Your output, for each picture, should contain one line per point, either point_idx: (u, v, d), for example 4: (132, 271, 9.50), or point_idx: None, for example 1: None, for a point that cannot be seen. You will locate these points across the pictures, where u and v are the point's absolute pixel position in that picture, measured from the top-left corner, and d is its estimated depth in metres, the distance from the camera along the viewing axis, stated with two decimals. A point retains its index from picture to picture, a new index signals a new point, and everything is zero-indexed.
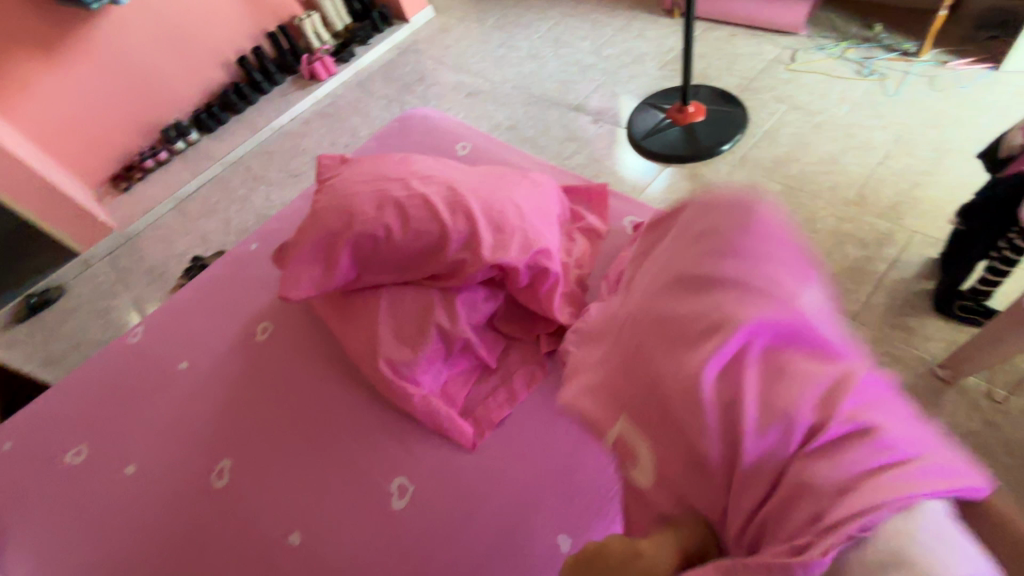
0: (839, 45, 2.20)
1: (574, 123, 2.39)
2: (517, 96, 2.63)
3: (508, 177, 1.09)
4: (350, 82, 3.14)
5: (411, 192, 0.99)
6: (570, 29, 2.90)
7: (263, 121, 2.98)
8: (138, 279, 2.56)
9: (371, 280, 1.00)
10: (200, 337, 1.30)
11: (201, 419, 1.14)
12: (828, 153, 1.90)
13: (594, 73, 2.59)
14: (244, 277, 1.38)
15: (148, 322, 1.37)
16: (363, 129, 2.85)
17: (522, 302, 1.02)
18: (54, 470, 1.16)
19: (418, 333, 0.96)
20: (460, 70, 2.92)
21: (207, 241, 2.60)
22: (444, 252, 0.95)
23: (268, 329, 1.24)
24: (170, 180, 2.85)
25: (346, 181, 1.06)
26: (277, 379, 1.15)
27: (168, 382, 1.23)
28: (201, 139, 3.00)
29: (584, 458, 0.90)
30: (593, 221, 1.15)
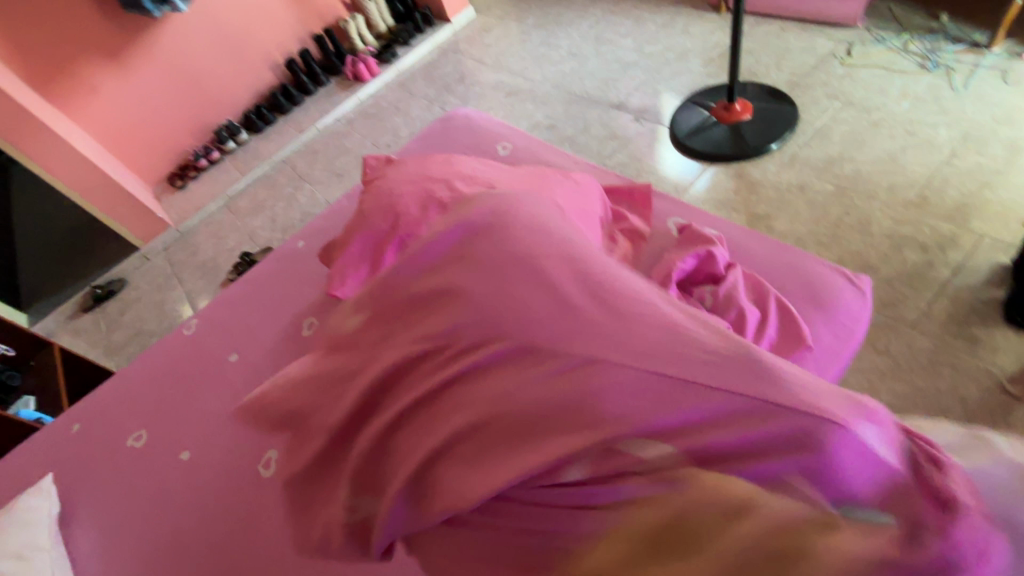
0: (900, 38, 2.08)
1: (615, 121, 2.36)
2: (557, 95, 2.62)
3: (551, 179, 1.09)
4: (392, 83, 3.20)
5: (454, 192, 1.00)
6: (612, 26, 2.86)
7: (308, 121, 3.08)
8: (191, 273, 2.69)
9: None
10: (249, 330, 1.35)
11: (249, 409, 1.20)
12: (886, 152, 1.80)
13: (636, 71, 2.55)
14: (291, 274, 1.43)
15: (201, 316, 1.44)
16: (404, 129, 2.90)
17: None
18: (116, 452, 1.24)
19: None
20: (500, 69, 2.92)
21: (254, 238, 2.70)
22: None
23: (314, 325, 1.28)
24: (222, 179, 2.98)
25: (390, 182, 1.08)
26: None
27: (219, 374, 1.29)
28: (250, 139, 3.12)
29: None
30: (637, 223, 1.12)
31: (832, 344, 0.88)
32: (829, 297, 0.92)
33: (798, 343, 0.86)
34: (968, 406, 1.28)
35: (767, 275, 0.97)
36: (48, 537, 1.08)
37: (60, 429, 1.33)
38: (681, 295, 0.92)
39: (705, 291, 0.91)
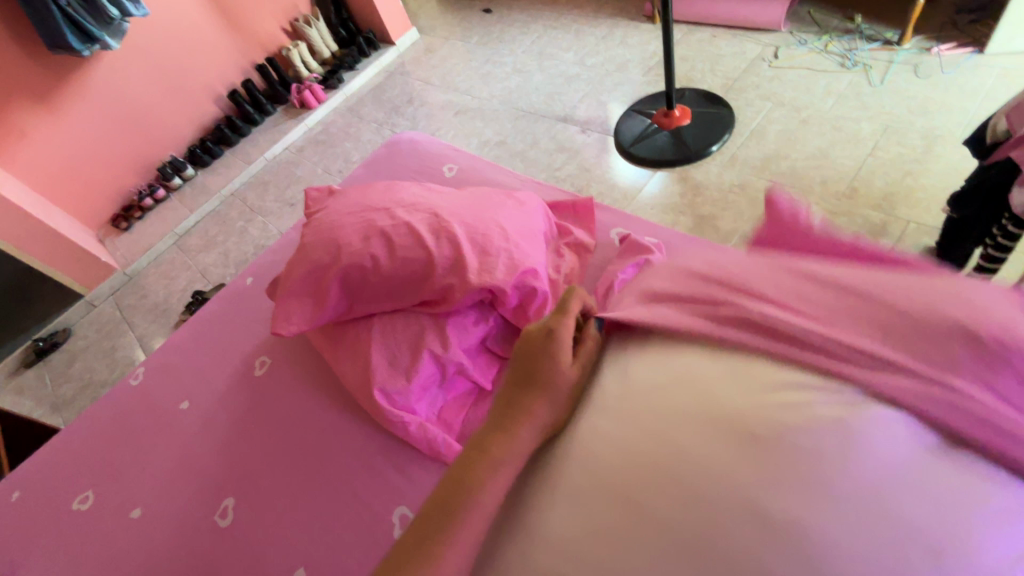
0: (821, 39, 2.20)
1: (563, 134, 2.41)
2: (504, 111, 2.66)
3: (492, 199, 1.09)
4: (340, 108, 3.19)
5: (395, 220, 1.00)
6: (553, 40, 2.92)
7: (257, 152, 3.03)
8: (142, 317, 2.58)
9: (363, 309, 1.01)
10: (200, 375, 1.30)
11: (202, 458, 1.15)
12: (817, 147, 1.89)
13: (579, 83, 2.61)
14: (241, 312, 1.40)
15: (149, 364, 1.38)
16: (354, 154, 2.88)
17: (513, 321, 1.02)
18: (62, 518, 1.17)
19: (410, 360, 0.97)
20: (448, 89, 2.95)
21: (207, 275, 2.63)
22: (430, 278, 0.95)
23: (266, 363, 1.25)
24: (169, 217, 2.89)
25: (332, 212, 1.06)
26: (276, 413, 1.15)
27: (170, 423, 1.24)
28: (197, 174, 3.04)
29: None
30: (581, 235, 1.15)
31: None
32: None
33: None
34: None
35: None
36: None
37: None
38: None
39: None
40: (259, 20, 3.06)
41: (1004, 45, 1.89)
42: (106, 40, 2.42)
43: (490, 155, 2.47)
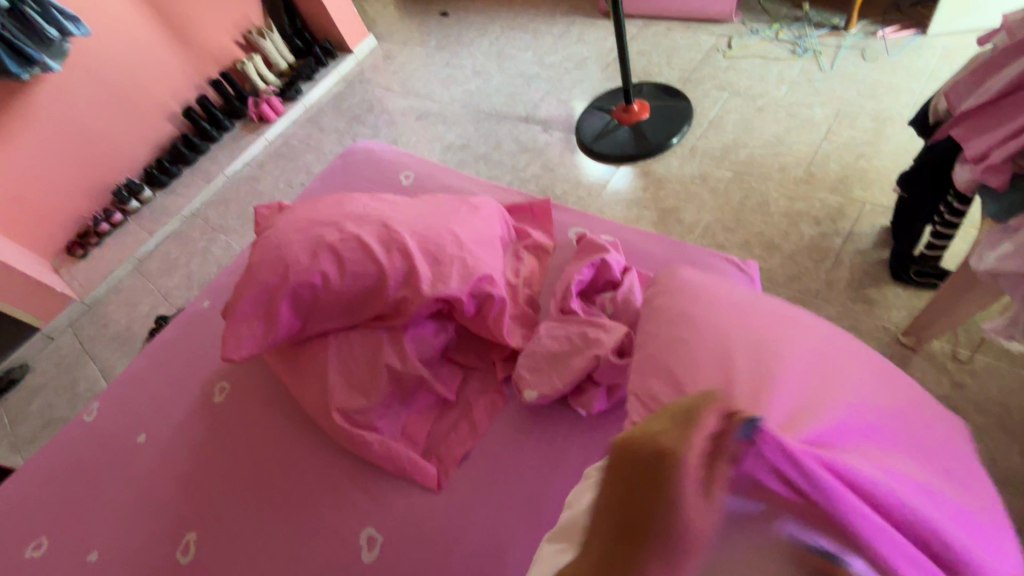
0: (772, 28, 2.23)
1: (525, 134, 2.39)
2: (466, 115, 2.63)
3: (446, 206, 1.07)
4: (300, 120, 3.13)
5: (345, 234, 0.97)
6: (511, 40, 2.91)
7: (216, 169, 2.95)
8: (104, 347, 2.49)
9: (317, 327, 0.98)
10: (157, 406, 1.25)
11: (162, 493, 1.10)
12: (773, 135, 1.92)
13: (539, 83, 2.61)
14: (198, 337, 1.35)
15: (104, 398, 1.32)
16: (316, 166, 2.82)
17: (472, 330, 1.00)
18: (15, 568, 1.11)
19: (369, 377, 0.95)
20: (408, 95, 2.92)
21: (170, 299, 2.55)
22: (384, 291, 0.93)
23: (226, 389, 1.20)
24: (127, 241, 2.79)
25: (280, 229, 1.03)
26: (238, 440, 1.11)
27: (127, 458, 1.19)
28: (155, 196, 2.95)
29: (552, 482, 0.88)
30: (539, 237, 1.14)
31: None
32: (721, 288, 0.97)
33: None
34: None
35: (662, 273, 1.01)
36: None
37: None
38: (583, 306, 0.96)
39: (605, 299, 0.95)
40: (209, 35, 2.97)
41: (944, 26, 1.94)
42: (45, 60, 2.31)
43: (454, 160, 2.44)
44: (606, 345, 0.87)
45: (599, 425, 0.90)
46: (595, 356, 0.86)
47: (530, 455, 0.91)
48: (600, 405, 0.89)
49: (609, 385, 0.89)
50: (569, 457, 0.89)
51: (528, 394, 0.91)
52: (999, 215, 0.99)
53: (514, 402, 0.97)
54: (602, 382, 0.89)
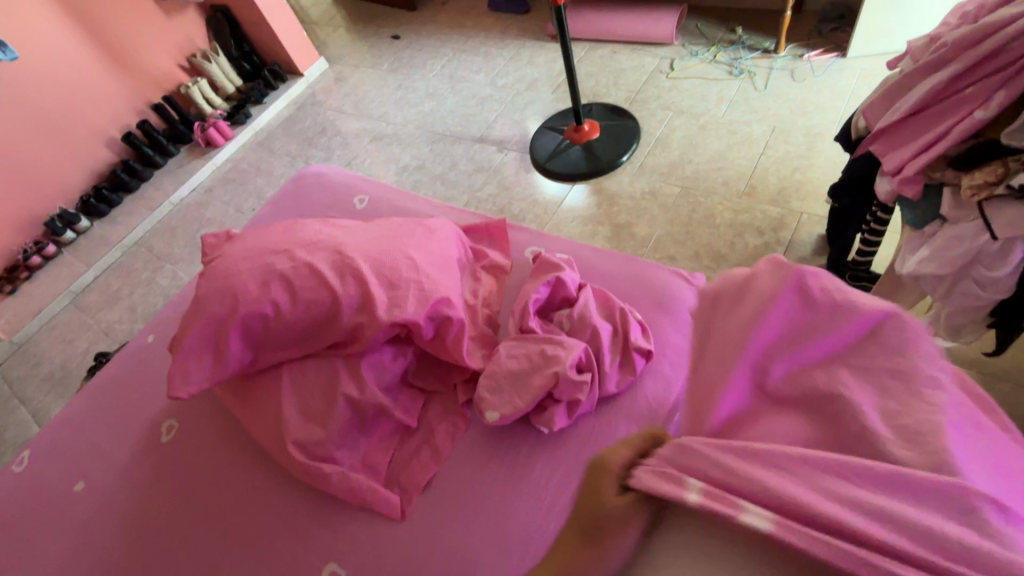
0: (710, 50, 2.36)
1: (480, 154, 2.42)
2: (421, 136, 2.64)
3: (401, 229, 1.07)
4: (249, 143, 3.06)
5: (296, 262, 0.95)
6: (463, 63, 2.96)
7: (160, 196, 2.84)
8: (36, 388, 2.31)
9: (270, 358, 0.95)
10: (97, 449, 1.18)
11: (104, 543, 1.03)
12: (716, 151, 2.02)
13: (493, 104, 2.65)
14: (143, 374, 1.28)
15: (35, 444, 1.23)
16: (268, 190, 2.76)
17: (432, 353, 1.00)
18: None
19: (326, 407, 0.93)
20: (362, 117, 2.91)
21: (111, 334, 2.40)
22: (338, 318, 0.92)
23: (173, 427, 1.14)
24: (62, 274, 2.63)
25: (229, 258, 1.00)
26: (188, 482, 1.06)
27: (64, 509, 1.10)
28: (94, 225, 2.80)
29: (517, 503, 0.88)
30: (495, 257, 1.15)
31: (681, 343, 0.96)
32: (671, 300, 1.01)
33: (643, 352, 0.93)
34: None
35: (615, 289, 1.04)
36: None
37: None
38: (540, 324, 0.98)
39: (562, 316, 0.97)
40: (149, 58, 2.88)
41: (862, 49, 2.11)
42: None
43: (411, 181, 2.44)
44: (564, 361, 0.88)
45: (561, 442, 0.91)
46: (554, 373, 0.87)
47: (494, 477, 0.91)
48: (562, 421, 0.90)
49: (570, 400, 0.90)
50: (533, 476, 0.89)
51: (490, 415, 0.91)
52: (916, 222, 1.08)
53: (476, 423, 0.97)
54: (563, 398, 0.89)
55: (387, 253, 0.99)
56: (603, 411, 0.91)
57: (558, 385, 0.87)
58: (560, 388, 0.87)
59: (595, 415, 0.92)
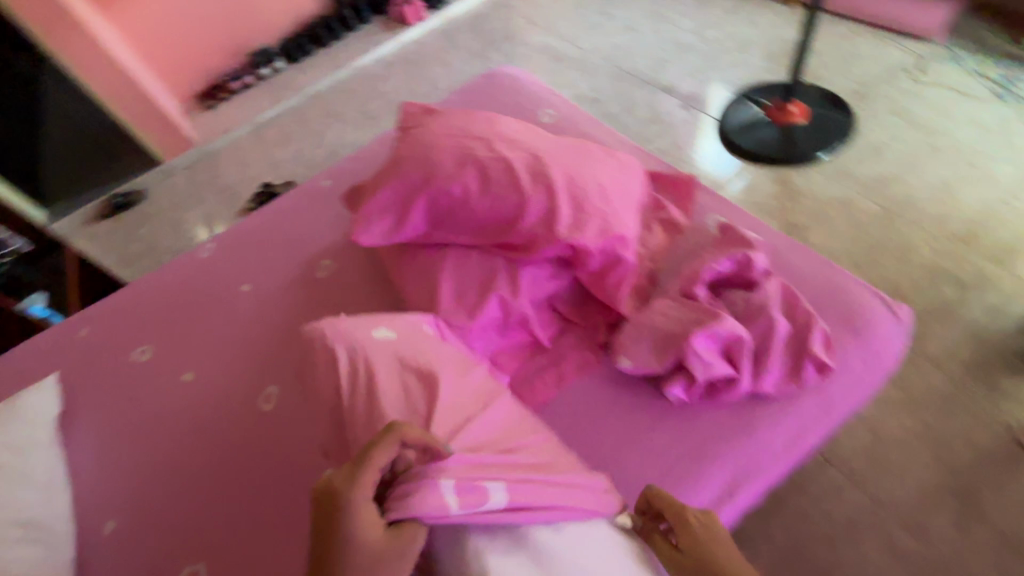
0: (979, 61, 1.96)
1: (660, 105, 2.27)
2: (605, 69, 2.52)
3: (596, 154, 1.03)
4: (436, 30, 3.10)
5: (495, 153, 0.96)
6: (674, 2, 2.71)
7: (347, 59, 3.01)
8: (212, 196, 2.66)
9: (441, 237, 1.00)
10: (265, 262, 1.34)
11: (257, 341, 1.19)
12: (940, 179, 1.72)
13: (692, 54, 2.44)
14: (314, 212, 1.41)
15: (219, 241, 1.43)
16: (442, 80, 2.81)
17: (587, 286, 0.98)
18: (122, 363, 1.23)
19: (477, 299, 0.97)
20: (550, 33, 2.82)
21: (278, 170, 2.66)
22: (519, 221, 0.92)
23: (329, 267, 1.27)
24: (251, 105, 2.94)
25: (431, 131, 1.04)
26: (333, 319, 1.18)
27: (231, 301, 1.28)
28: (286, 68, 3.07)
29: (626, 458, 0.87)
30: (673, 213, 1.09)
31: (858, 371, 0.87)
32: (863, 322, 0.90)
33: (817, 366, 0.85)
34: (980, 454, 1.25)
35: (809, 294, 0.93)
36: (46, 436, 1.05)
37: (68, 332, 1.33)
38: (708, 295, 0.90)
39: (735, 296, 0.89)
40: None
41: None
42: None
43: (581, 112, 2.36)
44: (709, 334, 0.82)
45: (691, 420, 0.86)
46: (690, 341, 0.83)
47: (611, 425, 0.90)
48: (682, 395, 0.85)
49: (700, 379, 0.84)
50: (650, 441, 0.87)
51: (622, 360, 0.89)
52: None
53: (607, 368, 0.95)
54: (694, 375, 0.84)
55: (579, 172, 0.96)
56: (748, 406, 0.85)
57: (693, 356, 0.82)
58: (694, 360, 0.82)
59: (737, 407, 0.86)
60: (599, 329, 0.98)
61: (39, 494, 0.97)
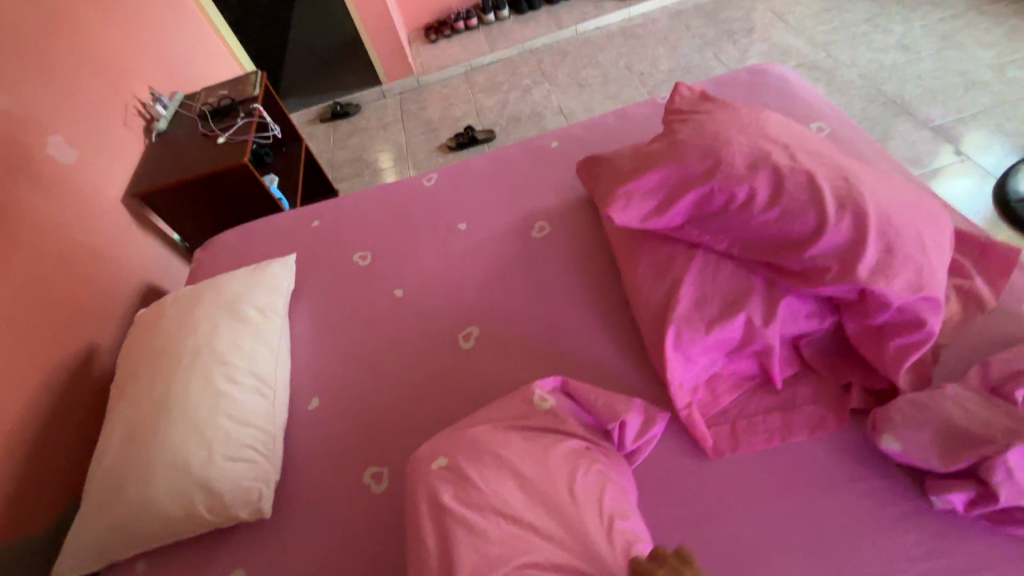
0: None
1: (923, 146, 1.95)
2: (860, 88, 2.21)
3: (908, 194, 0.88)
4: (669, 9, 2.95)
5: (797, 164, 0.85)
6: (971, 27, 2.28)
7: (571, 21, 2.98)
8: (414, 124, 2.79)
9: (697, 236, 0.93)
10: (483, 206, 1.37)
11: (465, 280, 1.23)
12: None
13: (981, 94, 2.04)
14: (539, 170, 1.41)
15: (443, 174, 1.50)
16: (663, 62, 2.66)
17: (852, 339, 0.86)
18: (345, 262, 1.35)
19: (720, 313, 0.89)
20: (799, 36, 2.53)
21: (480, 115, 2.73)
22: (807, 246, 0.82)
23: (545, 230, 1.27)
24: (470, 47, 3.05)
25: (717, 122, 0.96)
26: (540, 282, 1.17)
27: (446, 235, 1.34)
28: (510, 18, 3.15)
29: (858, 547, 0.74)
30: (980, 287, 0.89)
31: None
32: None
33: None
34: None
35: None
36: (279, 308, 1.18)
37: (304, 220, 1.49)
38: None
39: None
40: None
41: None
42: None
43: None
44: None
45: (960, 537, 0.72)
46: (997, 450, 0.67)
47: (845, 503, 0.78)
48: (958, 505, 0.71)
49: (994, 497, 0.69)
50: (897, 541, 0.73)
51: (886, 439, 0.77)
52: None
53: (849, 437, 0.83)
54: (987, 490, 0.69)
55: (892, 210, 0.83)
56: None
57: (999, 470, 0.67)
58: (999, 476, 0.67)
59: None
60: (851, 392, 0.84)
61: (271, 356, 1.10)
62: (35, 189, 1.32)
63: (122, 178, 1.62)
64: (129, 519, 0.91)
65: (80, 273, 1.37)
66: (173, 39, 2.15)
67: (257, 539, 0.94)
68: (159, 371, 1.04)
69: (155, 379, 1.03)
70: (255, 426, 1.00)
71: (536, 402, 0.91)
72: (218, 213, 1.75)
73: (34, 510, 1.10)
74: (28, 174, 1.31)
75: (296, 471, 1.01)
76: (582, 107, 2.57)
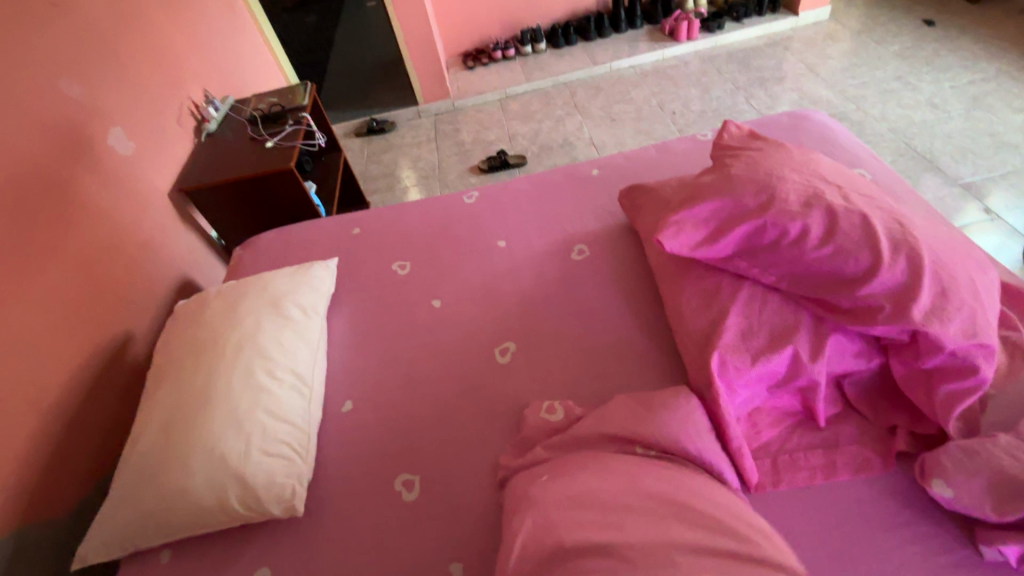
0: None
1: (953, 201, 1.97)
2: (890, 141, 2.25)
3: (959, 242, 0.90)
4: (702, 53, 3.05)
5: (850, 205, 0.88)
6: (1001, 91, 2.33)
7: (606, 58, 3.08)
8: (448, 145, 2.86)
9: (745, 268, 0.95)
10: (523, 225, 1.40)
11: (503, 295, 1.24)
12: None
13: (1011, 155, 2.08)
14: (579, 195, 1.44)
15: (484, 192, 1.53)
16: (695, 103, 2.73)
17: (899, 381, 0.86)
18: (384, 270, 1.37)
19: (767, 345, 0.89)
20: (829, 87, 2.60)
21: (513, 140, 2.79)
22: (861, 285, 0.83)
23: (585, 252, 1.29)
24: (506, 76, 3.14)
25: (769, 159, 0.99)
26: (579, 304, 1.19)
27: (485, 250, 1.36)
28: (546, 51, 3.25)
29: None
30: None
31: None
32: None
33: None
34: None
35: None
36: (320, 308, 1.20)
37: (345, 227, 1.52)
38: None
39: None
40: None
41: None
42: None
43: None
44: None
45: None
46: None
47: (891, 549, 0.76)
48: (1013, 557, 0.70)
49: None
50: None
51: (937, 484, 0.76)
52: None
53: (894, 479, 0.82)
54: None
55: (945, 256, 0.84)
56: None
57: None
58: None
59: None
60: (898, 435, 0.84)
61: (310, 355, 1.12)
62: (93, 175, 1.36)
63: (171, 173, 1.67)
64: (160, 507, 0.91)
65: (126, 260, 1.40)
66: (229, 47, 2.24)
67: (287, 537, 0.93)
68: (202, 360, 1.06)
69: (196, 369, 1.05)
70: (292, 422, 1.00)
71: (547, 414, 0.98)
72: (258, 213, 1.78)
73: (58, 491, 1.09)
74: (89, 161, 1.36)
75: (328, 472, 1.01)
76: (613, 141, 2.63)
